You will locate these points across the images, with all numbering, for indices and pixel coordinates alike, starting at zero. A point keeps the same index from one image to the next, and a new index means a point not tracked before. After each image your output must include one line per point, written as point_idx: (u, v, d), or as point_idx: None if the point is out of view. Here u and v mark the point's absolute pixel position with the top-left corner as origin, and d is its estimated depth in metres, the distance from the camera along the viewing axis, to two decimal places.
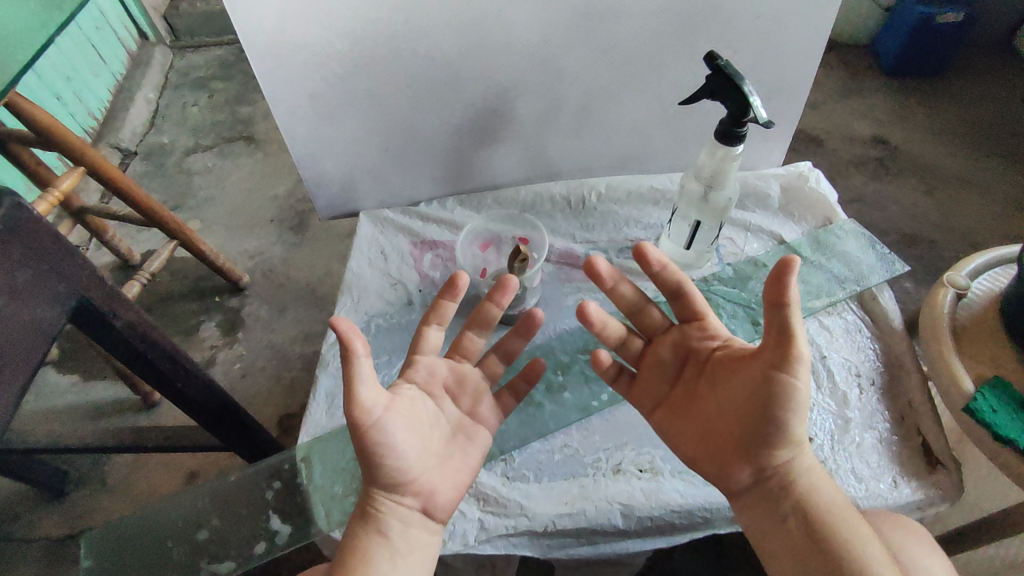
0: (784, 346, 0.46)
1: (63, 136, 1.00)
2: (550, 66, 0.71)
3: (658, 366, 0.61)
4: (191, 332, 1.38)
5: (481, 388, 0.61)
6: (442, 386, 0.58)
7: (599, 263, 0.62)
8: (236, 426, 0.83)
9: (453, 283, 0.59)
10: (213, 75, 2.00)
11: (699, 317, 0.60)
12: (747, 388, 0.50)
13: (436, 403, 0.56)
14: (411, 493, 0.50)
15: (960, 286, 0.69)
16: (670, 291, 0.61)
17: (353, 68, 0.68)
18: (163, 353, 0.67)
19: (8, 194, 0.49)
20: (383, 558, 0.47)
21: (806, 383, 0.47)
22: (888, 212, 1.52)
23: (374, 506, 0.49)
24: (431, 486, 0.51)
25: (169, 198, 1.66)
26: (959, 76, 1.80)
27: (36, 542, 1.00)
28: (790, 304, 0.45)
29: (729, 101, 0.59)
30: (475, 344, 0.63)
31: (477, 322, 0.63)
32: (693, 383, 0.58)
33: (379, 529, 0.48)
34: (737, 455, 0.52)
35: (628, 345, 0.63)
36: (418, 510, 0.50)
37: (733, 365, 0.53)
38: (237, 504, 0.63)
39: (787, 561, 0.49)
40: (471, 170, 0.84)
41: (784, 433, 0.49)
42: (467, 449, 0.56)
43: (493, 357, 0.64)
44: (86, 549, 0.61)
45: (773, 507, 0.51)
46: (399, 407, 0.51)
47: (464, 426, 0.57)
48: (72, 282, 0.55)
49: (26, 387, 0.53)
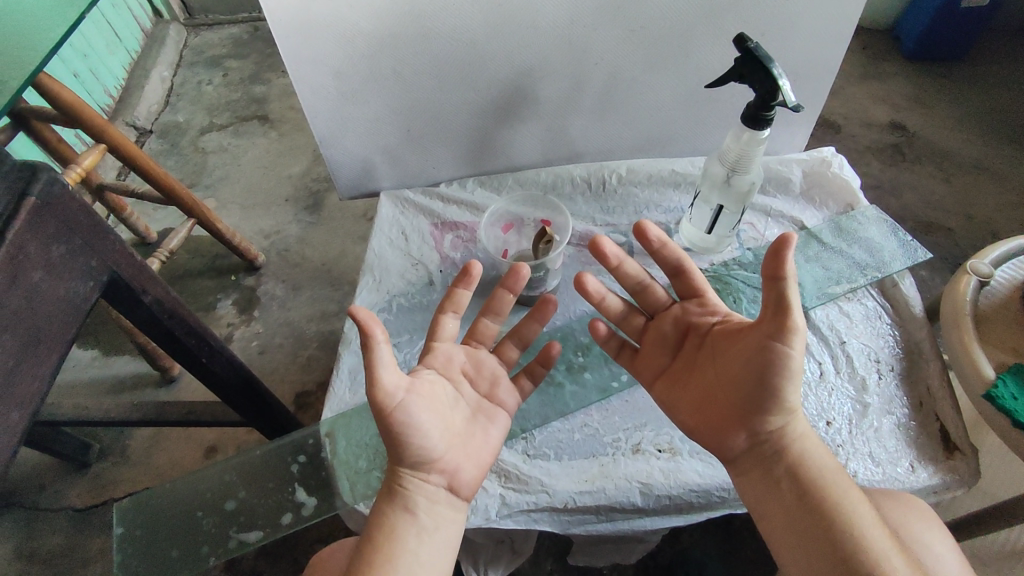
0: (781, 317, 0.47)
1: (85, 113, 1.01)
2: (576, 47, 0.71)
3: (659, 341, 0.61)
4: (208, 309, 1.39)
5: (499, 373, 0.61)
6: (460, 371, 0.58)
7: (604, 242, 0.63)
8: (257, 402, 0.84)
9: (467, 271, 0.59)
10: (227, 53, 1.99)
11: (699, 294, 0.61)
12: (743, 357, 0.51)
13: (456, 388, 0.57)
14: (436, 471, 0.51)
15: (983, 273, 0.69)
16: (671, 267, 0.62)
17: (378, 48, 0.68)
18: (189, 329, 0.68)
19: (43, 169, 0.49)
20: (410, 535, 0.48)
21: (801, 353, 0.47)
22: (906, 198, 1.51)
23: (400, 483, 0.50)
24: (455, 465, 0.52)
25: (185, 176, 1.67)
26: (982, 61, 1.77)
27: (62, 511, 1.03)
28: (786, 277, 0.46)
29: (757, 84, 0.59)
30: (491, 330, 0.63)
31: (492, 309, 0.63)
32: (691, 355, 0.58)
33: (405, 505, 0.49)
34: (733, 423, 0.53)
35: (629, 320, 0.64)
36: (444, 487, 0.51)
37: (730, 337, 0.53)
38: (263, 477, 0.65)
39: (779, 524, 0.50)
40: (491, 152, 0.84)
41: (777, 401, 0.50)
42: (489, 429, 0.56)
43: (509, 344, 0.64)
44: (118, 518, 0.63)
45: (766, 474, 0.52)
46: (420, 390, 0.51)
47: (485, 407, 0.58)
48: (104, 258, 0.56)
49: (62, 363, 0.54)
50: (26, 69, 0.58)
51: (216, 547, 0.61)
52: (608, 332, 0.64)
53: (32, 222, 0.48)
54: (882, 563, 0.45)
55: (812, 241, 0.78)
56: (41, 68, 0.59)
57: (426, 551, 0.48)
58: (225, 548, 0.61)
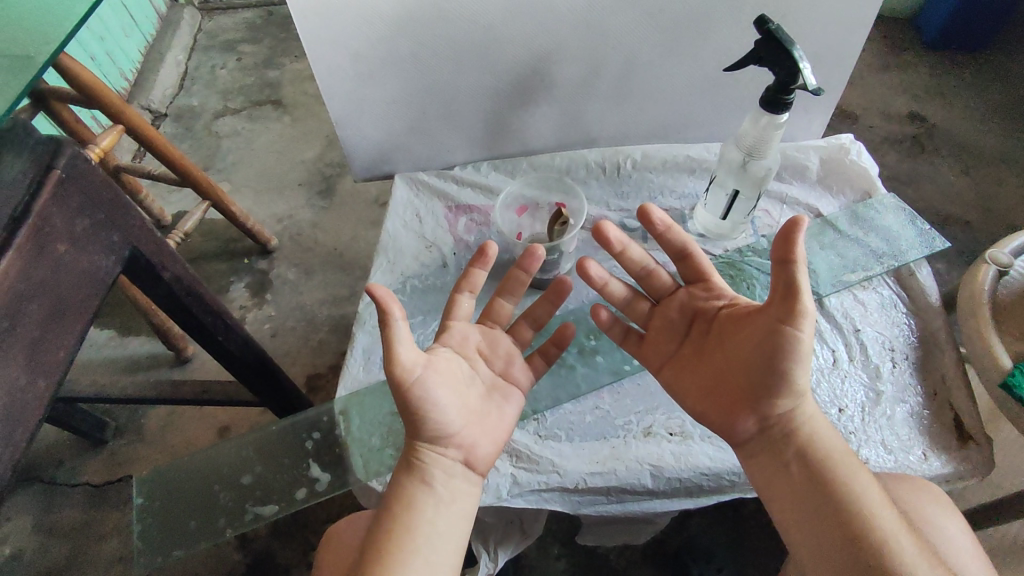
0: (791, 301, 0.47)
1: (103, 94, 1.02)
2: (593, 30, 0.70)
3: (666, 326, 0.61)
4: (222, 292, 1.41)
5: (514, 352, 0.62)
6: (475, 350, 0.59)
7: (605, 228, 0.63)
8: (271, 381, 0.85)
9: (483, 252, 0.60)
10: (240, 37, 1.99)
11: (704, 278, 0.61)
12: (752, 340, 0.51)
13: (470, 365, 0.57)
14: (454, 445, 0.51)
15: (1003, 263, 0.68)
16: (675, 251, 0.62)
17: (395, 29, 0.68)
18: (206, 306, 0.69)
19: (67, 143, 0.50)
20: (428, 505, 0.48)
21: (812, 337, 0.47)
22: (923, 190, 1.49)
23: (418, 457, 0.50)
24: (472, 441, 0.52)
25: (199, 160, 1.68)
26: (1006, 51, 1.74)
27: (79, 487, 1.05)
28: (796, 261, 0.46)
29: (777, 67, 0.58)
30: (506, 310, 0.64)
31: (508, 289, 0.64)
32: (700, 339, 0.58)
33: (423, 478, 0.50)
34: (742, 407, 0.53)
35: (634, 306, 0.64)
36: (461, 462, 0.52)
37: (739, 321, 0.53)
38: (278, 452, 0.66)
39: (789, 507, 0.50)
40: (506, 136, 0.84)
41: (786, 384, 0.50)
42: (504, 406, 0.57)
43: (524, 324, 0.65)
44: (137, 490, 0.64)
45: (776, 456, 0.52)
46: (437, 366, 0.52)
47: (500, 386, 0.58)
48: (125, 233, 0.56)
49: (85, 334, 0.55)
50: (50, 44, 0.59)
51: (232, 520, 0.62)
52: (610, 318, 0.63)
53: (58, 196, 0.49)
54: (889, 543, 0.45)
55: (828, 229, 0.77)
56: (65, 44, 0.59)
57: (443, 522, 0.49)
58: (241, 521, 0.62)
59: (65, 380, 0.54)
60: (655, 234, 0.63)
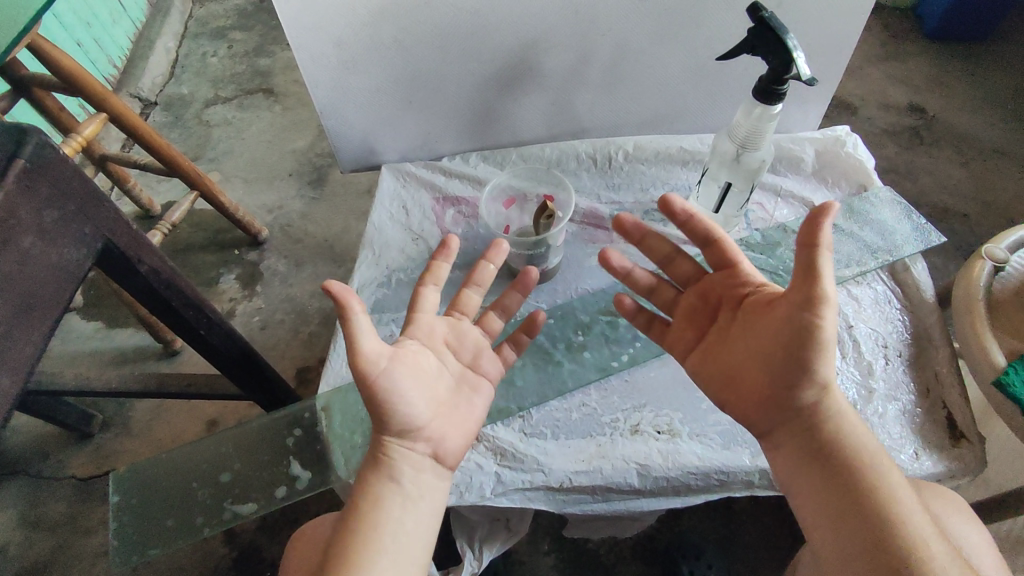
0: (808, 285, 0.46)
1: (84, 82, 1.00)
2: (583, 16, 0.68)
3: (690, 312, 0.60)
4: (211, 284, 1.39)
5: (481, 346, 0.60)
6: (442, 342, 0.57)
7: (626, 219, 0.63)
8: (255, 375, 0.84)
9: (445, 244, 0.58)
10: (231, 24, 1.96)
11: (732, 265, 0.57)
12: (770, 327, 0.49)
13: (437, 358, 0.55)
14: (422, 439, 0.50)
15: (998, 258, 0.67)
16: (701, 239, 0.59)
17: (378, 15, 0.66)
18: (186, 300, 0.68)
19: (34, 132, 0.49)
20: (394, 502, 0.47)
21: (833, 323, 0.46)
22: (921, 183, 1.47)
23: (385, 452, 0.49)
24: (440, 434, 0.51)
25: (188, 149, 1.65)
26: (1007, 41, 1.72)
27: (65, 480, 1.04)
28: (818, 246, 0.45)
29: (770, 56, 0.57)
30: (474, 301, 0.62)
31: (474, 280, 0.62)
32: (725, 324, 0.56)
33: (391, 475, 0.48)
34: (766, 403, 0.51)
35: (657, 291, 0.63)
36: (430, 456, 0.50)
37: (761, 308, 0.51)
38: (259, 449, 0.65)
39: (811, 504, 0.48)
40: (495, 125, 0.82)
41: (804, 372, 0.48)
42: (473, 399, 0.55)
43: (491, 314, 0.63)
44: (114, 487, 0.63)
45: (811, 453, 0.49)
46: (405, 359, 0.51)
47: (469, 377, 0.57)
48: (99, 225, 0.55)
49: (56, 328, 0.53)
50: (19, 28, 0.57)
51: (211, 518, 0.61)
52: (635, 308, 0.63)
53: (24, 186, 0.47)
54: (920, 550, 0.43)
55: None
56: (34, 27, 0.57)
57: (411, 521, 0.47)
58: (220, 519, 0.61)
59: (34, 377, 0.52)
60: (677, 222, 0.60)
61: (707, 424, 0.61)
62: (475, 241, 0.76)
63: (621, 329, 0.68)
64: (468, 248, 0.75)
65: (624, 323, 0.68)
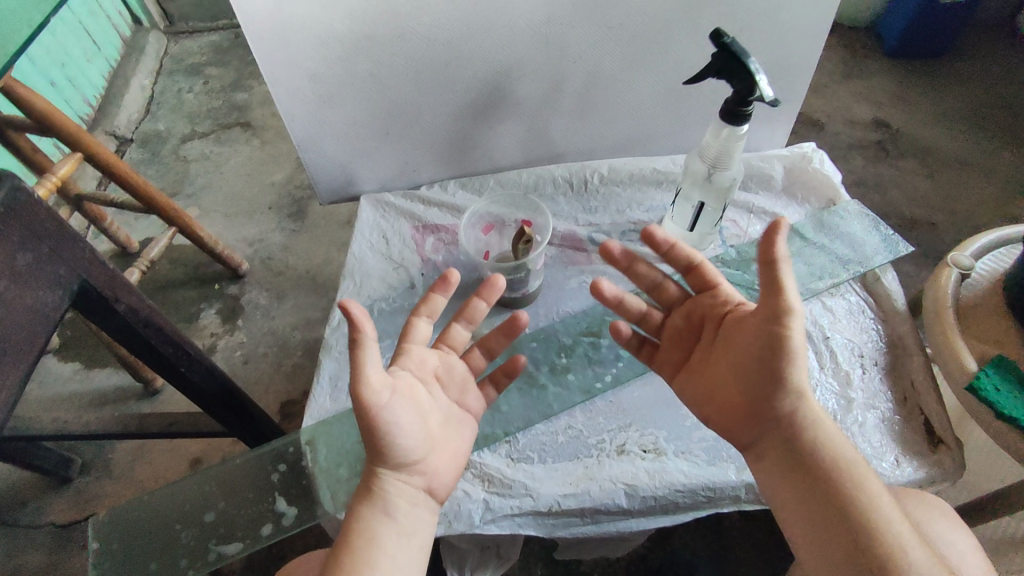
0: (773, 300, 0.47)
1: (59, 123, 0.99)
2: (553, 45, 0.70)
3: (676, 334, 0.60)
4: (192, 320, 1.37)
5: (468, 380, 0.60)
6: (432, 373, 0.57)
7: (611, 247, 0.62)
8: (239, 411, 0.83)
9: (446, 278, 0.58)
10: (207, 60, 1.98)
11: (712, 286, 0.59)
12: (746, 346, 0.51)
13: (429, 391, 0.55)
14: (417, 473, 0.50)
15: (964, 266, 0.69)
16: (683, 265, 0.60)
17: (352, 49, 0.67)
18: (166, 338, 0.67)
19: (8, 176, 0.49)
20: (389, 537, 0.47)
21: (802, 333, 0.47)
22: (889, 195, 1.51)
23: (378, 486, 0.48)
24: (434, 468, 0.51)
25: (166, 185, 1.65)
26: (962, 57, 1.79)
27: (42, 528, 1.01)
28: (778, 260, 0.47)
29: (735, 80, 0.59)
30: (462, 337, 0.62)
31: (465, 316, 0.62)
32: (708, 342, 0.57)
33: (385, 509, 0.47)
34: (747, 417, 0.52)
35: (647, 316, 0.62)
36: (422, 490, 0.50)
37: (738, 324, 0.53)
38: (243, 487, 0.63)
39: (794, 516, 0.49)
40: (472, 153, 0.83)
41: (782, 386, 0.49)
42: (462, 433, 0.56)
43: (477, 351, 0.63)
44: (93, 533, 0.61)
45: (792, 464, 0.50)
46: (402, 392, 0.50)
47: (457, 414, 0.57)
48: (75, 266, 0.54)
49: (32, 372, 0.53)
50: None
51: (195, 560, 0.59)
52: (630, 334, 0.62)
53: None
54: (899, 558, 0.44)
55: (795, 238, 0.77)
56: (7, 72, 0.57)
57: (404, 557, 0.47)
58: (205, 561, 0.59)
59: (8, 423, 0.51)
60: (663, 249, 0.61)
61: (692, 441, 0.61)
62: (456, 268, 0.76)
63: (604, 350, 0.68)
64: (449, 276, 0.76)
65: (606, 343, 0.68)
